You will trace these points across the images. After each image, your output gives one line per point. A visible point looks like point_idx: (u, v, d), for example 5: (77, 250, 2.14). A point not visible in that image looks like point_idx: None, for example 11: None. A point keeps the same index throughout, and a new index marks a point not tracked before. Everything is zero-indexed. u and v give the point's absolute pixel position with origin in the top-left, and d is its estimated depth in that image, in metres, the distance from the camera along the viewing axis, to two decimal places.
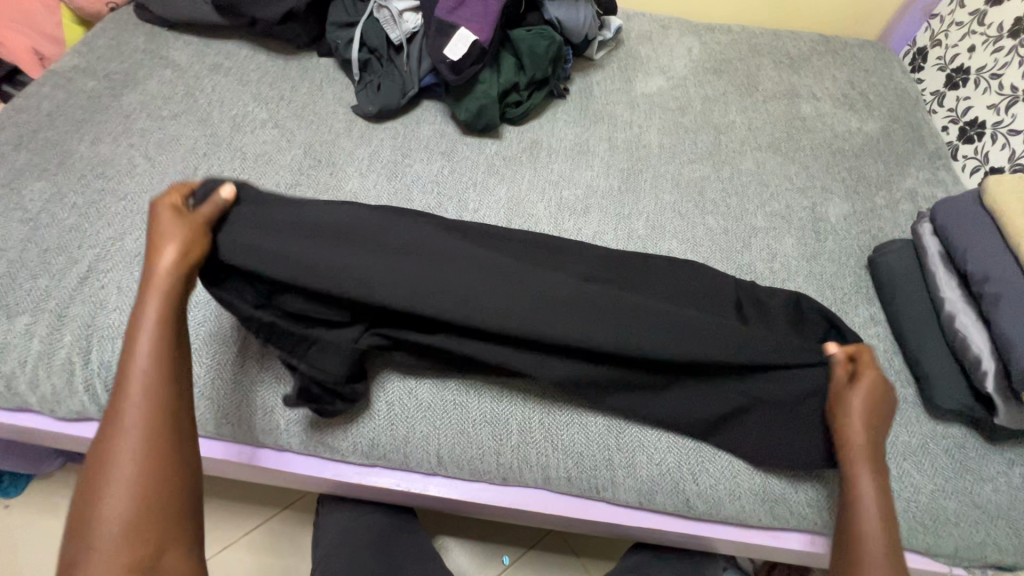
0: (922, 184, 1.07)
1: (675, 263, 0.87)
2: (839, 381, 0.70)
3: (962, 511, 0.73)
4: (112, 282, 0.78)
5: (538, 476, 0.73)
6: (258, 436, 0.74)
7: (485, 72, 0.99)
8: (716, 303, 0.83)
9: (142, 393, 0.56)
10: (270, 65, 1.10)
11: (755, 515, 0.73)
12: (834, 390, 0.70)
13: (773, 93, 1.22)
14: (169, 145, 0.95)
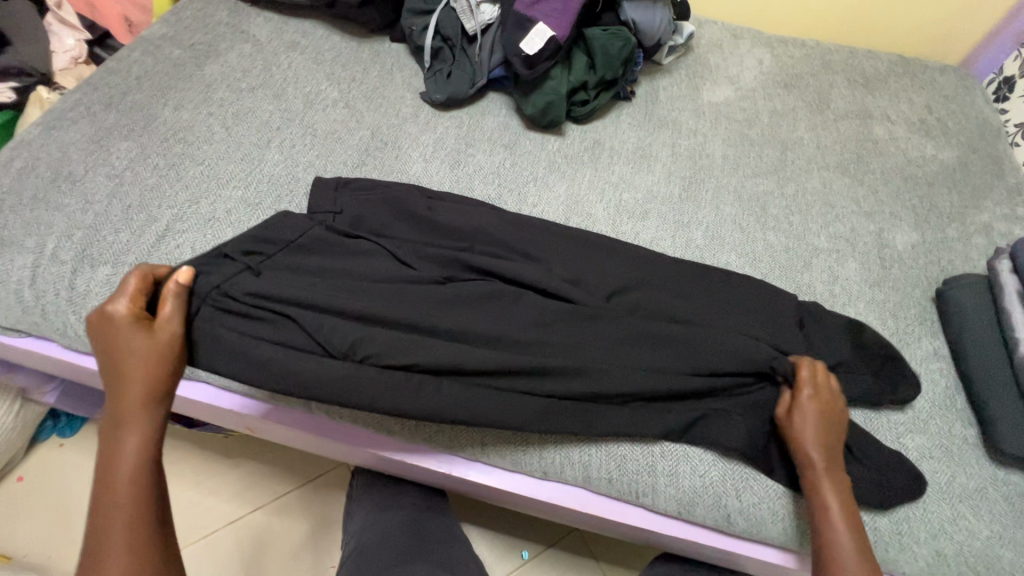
0: (998, 219, 1.02)
1: (736, 278, 0.86)
2: (783, 413, 0.71)
3: (1021, 563, 0.69)
4: (187, 242, 0.81)
5: (578, 474, 0.73)
6: (309, 406, 0.75)
7: (556, 69, 0.99)
8: (771, 321, 0.81)
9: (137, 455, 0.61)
10: (344, 46, 1.13)
11: (796, 540, 0.71)
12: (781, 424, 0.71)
13: (845, 112, 1.18)
14: (245, 117, 0.98)
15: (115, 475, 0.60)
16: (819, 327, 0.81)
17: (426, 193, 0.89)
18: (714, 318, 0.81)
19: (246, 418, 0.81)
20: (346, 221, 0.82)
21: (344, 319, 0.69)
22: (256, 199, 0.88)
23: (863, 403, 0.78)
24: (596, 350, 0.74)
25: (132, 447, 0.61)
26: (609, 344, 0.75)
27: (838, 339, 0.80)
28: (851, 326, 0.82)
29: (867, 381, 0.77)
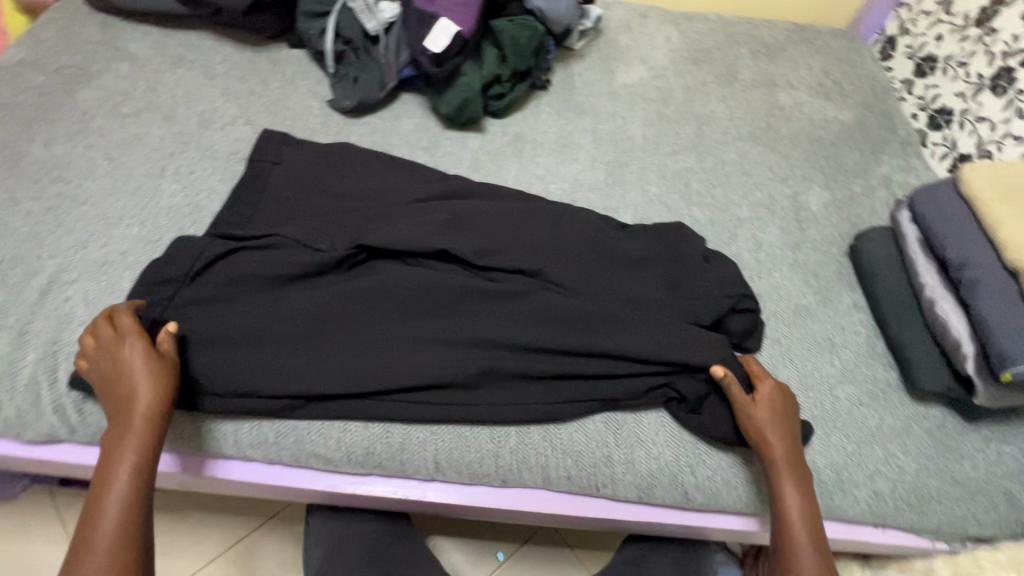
0: (895, 171, 1.10)
1: (644, 227, 0.87)
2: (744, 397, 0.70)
3: (945, 489, 0.76)
4: (78, 294, 0.73)
5: (536, 475, 0.73)
6: (244, 452, 0.70)
7: (467, 64, 0.96)
8: (683, 258, 0.82)
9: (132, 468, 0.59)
10: (237, 57, 1.05)
11: (751, 504, 0.74)
12: (741, 408, 0.70)
13: (752, 82, 1.22)
14: (131, 145, 0.89)
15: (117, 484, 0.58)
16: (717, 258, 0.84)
17: (320, 247, 0.77)
18: (623, 266, 0.82)
19: (176, 476, 0.74)
20: (221, 311, 0.72)
21: (224, 328, 0.70)
22: (155, 235, 0.80)
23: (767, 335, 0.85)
24: (489, 376, 0.71)
25: (128, 466, 0.59)
26: (494, 330, 0.74)
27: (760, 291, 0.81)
28: None
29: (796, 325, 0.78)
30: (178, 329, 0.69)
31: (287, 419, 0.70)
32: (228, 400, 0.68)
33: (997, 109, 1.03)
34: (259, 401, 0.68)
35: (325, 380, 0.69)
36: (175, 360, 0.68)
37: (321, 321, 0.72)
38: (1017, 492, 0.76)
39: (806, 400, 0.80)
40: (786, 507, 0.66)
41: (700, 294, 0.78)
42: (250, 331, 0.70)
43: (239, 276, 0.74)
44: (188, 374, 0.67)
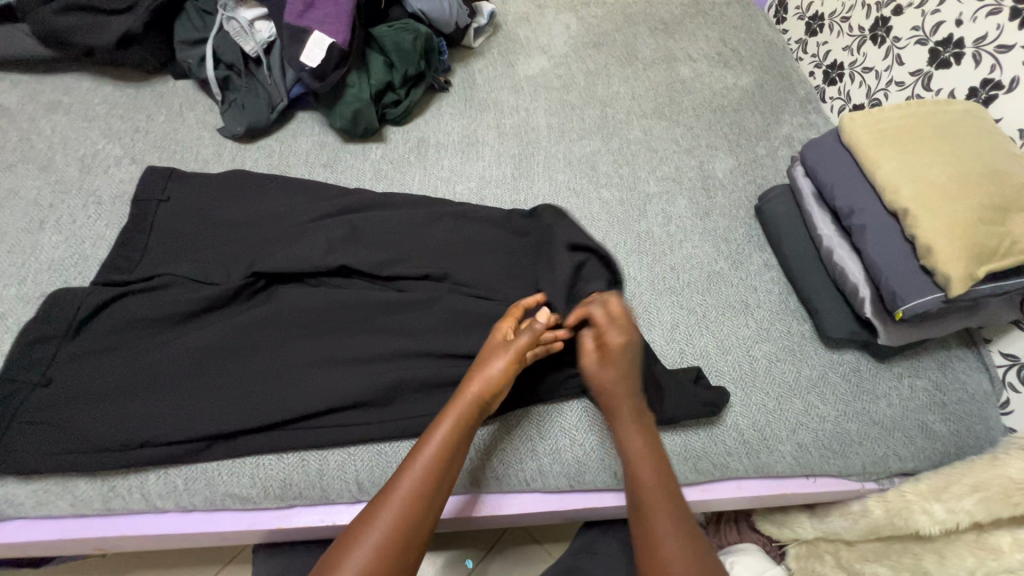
0: (796, 129, 1.13)
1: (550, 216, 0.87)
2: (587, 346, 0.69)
3: (864, 430, 0.77)
4: None
5: (463, 479, 0.71)
6: (153, 504, 0.67)
7: (353, 75, 0.94)
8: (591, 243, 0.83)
9: (445, 447, 0.59)
10: (118, 95, 1.00)
11: (681, 475, 0.74)
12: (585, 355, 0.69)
13: (652, 60, 1.24)
14: (5, 201, 0.84)
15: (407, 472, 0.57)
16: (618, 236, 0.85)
17: (213, 280, 0.75)
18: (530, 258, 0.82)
19: (87, 542, 0.69)
20: (111, 360, 0.68)
21: (114, 378, 0.67)
22: (36, 292, 0.76)
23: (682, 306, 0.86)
24: (400, 388, 0.70)
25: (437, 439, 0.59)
26: (401, 341, 0.73)
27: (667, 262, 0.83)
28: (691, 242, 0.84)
29: None
30: (65, 386, 0.66)
31: (193, 464, 0.67)
32: (123, 453, 0.64)
33: (879, 58, 1.07)
34: (157, 448, 0.65)
35: (226, 416, 0.66)
36: (63, 419, 0.64)
37: (220, 355, 0.70)
38: (932, 422, 0.78)
39: (724, 364, 0.81)
40: (636, 460, 0.62)
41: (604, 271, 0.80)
42: (142, 378, 0.68)
43: (131, 322, 0.71)
44: (78, 431, 0.64)
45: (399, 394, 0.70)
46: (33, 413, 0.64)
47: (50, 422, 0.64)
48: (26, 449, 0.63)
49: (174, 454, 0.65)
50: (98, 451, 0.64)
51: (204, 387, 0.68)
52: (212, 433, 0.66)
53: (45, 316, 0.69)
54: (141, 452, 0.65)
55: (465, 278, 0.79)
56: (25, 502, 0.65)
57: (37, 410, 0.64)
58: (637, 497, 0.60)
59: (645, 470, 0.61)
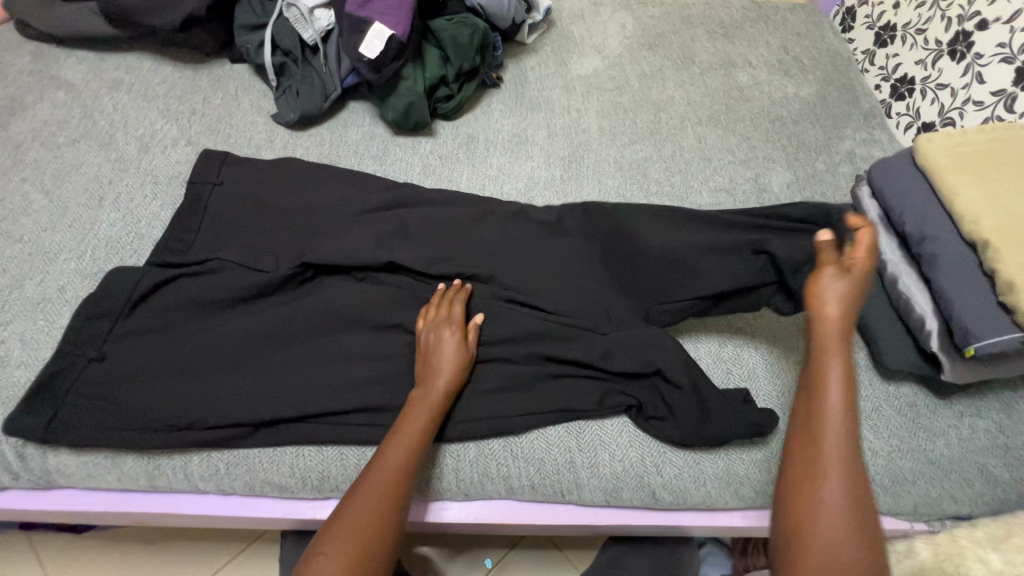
0: (859, 145, 1.08)
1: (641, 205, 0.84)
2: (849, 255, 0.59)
3: (918, 469, 0.74)
4: (14, 334, 0.71)
5: (499, 485, 0.71)
6: (196, 485, 0.68)
7: (408, 67, 0.94)
8: (687, 243, 0.78)
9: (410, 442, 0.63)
10: (177, 76, 1.02)
11: (721, 499, 0.72)
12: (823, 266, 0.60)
13: (709, 64, 1.20)
14: (68, 176, 0.86)
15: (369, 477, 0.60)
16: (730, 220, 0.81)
17: (262, 267, 0.75)
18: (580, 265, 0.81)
19: (130, 515, 0.71)
20: (162, 341, 0.70)
21: (164, 360, 0.68)
22: (94, 267, 0.77)
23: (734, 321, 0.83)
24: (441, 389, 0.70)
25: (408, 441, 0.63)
26: None
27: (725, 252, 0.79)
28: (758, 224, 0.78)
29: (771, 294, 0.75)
30: (117, 364, 0.67)
31: (236, 450, 0.68)
32: (171, 434, 0.65)
33: (956, 74, 1.01)
34: (203, 432, 0.66)
35: (271, 406, 0.67)
36: (115, 397, 0.66)
37: (266, 343, 0.71)
38: (993, 467, 0.74)
39: (773, 389, 0.78)
40: (822, 418, 0.53)
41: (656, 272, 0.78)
42: (191, 361, 0.69)
43: (182, 303, 0.72)
44: (129, 410, 0.65)
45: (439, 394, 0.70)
46: (87, 388, 0.66)
47: (104, 399, 0.66)
48: (79, 423, 0.65)
49: (219, 439, 0.66)
50: (147, 430, 0.65)
51: (250, 374, 0.69)
52: (257, 422, 0.66)
53: (101, 293, 0.71)
54: (188, 434, 0.66)
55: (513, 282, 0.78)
56: (76, 473, 0.66)
57: (91, 385, 0.66)
58: (809, 470, 0.52)
59: (830, 433, 0.52)
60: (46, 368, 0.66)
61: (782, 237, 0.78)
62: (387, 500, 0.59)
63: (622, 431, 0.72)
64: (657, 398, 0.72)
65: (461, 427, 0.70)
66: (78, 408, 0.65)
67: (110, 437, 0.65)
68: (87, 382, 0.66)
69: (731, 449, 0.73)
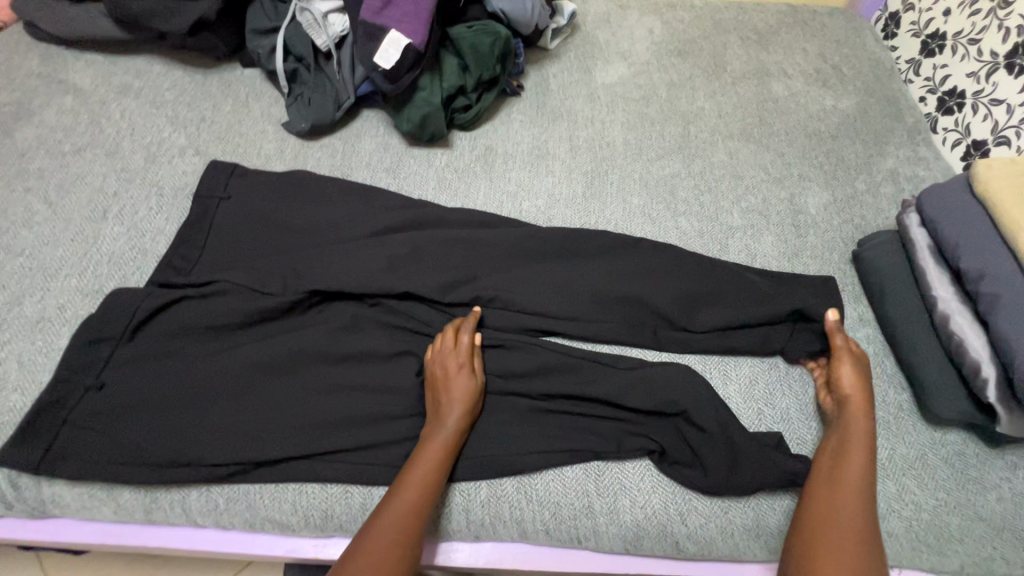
0: (903, 164, 1.01)
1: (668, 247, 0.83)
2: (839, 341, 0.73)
3: (967, 526, 0.68)
4: (12, 356, 0.68)
5: (511, 529, 0.67)
6: (194, 520, 0.65)
7: (424, 76, 0.89)
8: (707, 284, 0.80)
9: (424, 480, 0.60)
10: (187, 81, 0.98)
11: (750, 552, 0.67)
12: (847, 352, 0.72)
13: (742, 73, 1.13)
14: (72, 186, 0.83)
15: (381, 518, 0.57)
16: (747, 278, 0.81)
17: (269, 290, 0.72)
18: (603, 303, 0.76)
19: (126, 547, 0.68)
20: (162, 367, 0.66)
21: (164, 389, 0.65)
22: (95, 285, 0.74)
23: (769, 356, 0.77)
24: None
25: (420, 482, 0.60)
26: None
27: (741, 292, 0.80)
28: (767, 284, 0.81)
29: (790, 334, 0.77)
30: (115, 392, 0.64)
31: (235, 485, 0.64)
32: (169, 469, 0.62)
33: (1013, 90, 0.93)
34: (202, 467, 0.63)
35: (274, 441, 0.64)
36: (112, 428, 0.63)
37: (271, 373, 0.68)
38: None
39: (808, 432, 0.72)
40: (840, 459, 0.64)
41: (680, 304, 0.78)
42: (192, 390, 0.66)
43: (184, 329, 0.69)
44: (127, 442, 0.62)
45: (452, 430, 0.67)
46: (84, 418, 0.63)
47: (101, 430, 0.63)
48: (74, 454, 0.62)
49: (219, 475, 0.63)
50: (144, 464, 0.62)
51: (253, 406, 0.66)
52: (258, 458, 0.63)
53: (101, 316, 0.68)
54: (186, 469, 0.62)
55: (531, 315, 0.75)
56: (70, 504, 0.63)
57: (88, 413, 0.63)
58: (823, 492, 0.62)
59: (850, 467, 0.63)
60: (40, 397, 0.63)
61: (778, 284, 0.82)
62: (400, 540, 0.56)
63: (643, 476, 0.67)
64: (681, 441, 0.68)
65: (473, 467, 0.66)
66: (74, 437, 0.62)
67: (105, 469, 0.62)
68: (84, 410, 0.63)
69: (763, 498, 0.67)
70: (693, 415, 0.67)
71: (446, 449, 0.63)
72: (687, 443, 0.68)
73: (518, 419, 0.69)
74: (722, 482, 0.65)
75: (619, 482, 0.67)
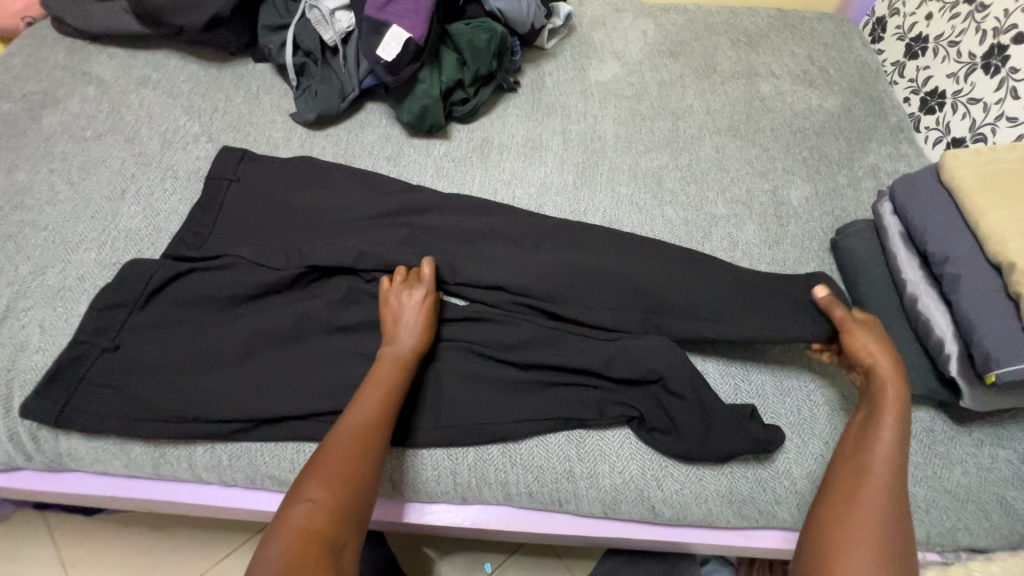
0: (884, 159, 1.05)
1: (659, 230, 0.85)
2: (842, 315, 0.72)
3: (933, 497, 0.71)
4: (34, 320, 0.73)
5: (496, 491, 0.70)
6: (199, 475, 0.69)
7: (424, 70, 0.94)
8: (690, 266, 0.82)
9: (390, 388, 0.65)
10: (202, 74, 1.04)
11: (722, 517, 0.70)
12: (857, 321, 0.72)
13: (731, 73, 1.18)
14: (93, 169, 0.89)
15: (343, 432, 0.60)
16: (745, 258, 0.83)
17: (274, 266, 0.77)
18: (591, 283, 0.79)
19: (136, 501, 0.73)
20: (173, 333, 0.71)
21: (175, 352, 0.70)
22: (112, 258, 0.80)
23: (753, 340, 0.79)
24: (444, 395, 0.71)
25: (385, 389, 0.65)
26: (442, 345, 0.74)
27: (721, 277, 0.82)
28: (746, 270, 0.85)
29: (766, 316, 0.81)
30: (129, 353, 0.69)
31: (238, 443, 0.69)
32: (176, 425, 0.67)
33: (989, 89, 0.97)
34: (207, 424, 0.67)
35: (274, 402, 0.68)
36: (125, 386, 0.67)
37: (273, 340, 0.72)
38: (1014, 499, 0.71)
39: (782, 407, 0.75)
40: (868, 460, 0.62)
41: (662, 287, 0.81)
42: (200, 354, 0.70)
43: (192, 299, 0.74)
44: (138, 399, 0.67)
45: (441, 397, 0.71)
46: (99, 376, 0.68)
47: (115, 387, 0.67)
48: (90, 409, 0.66)
49: (222, 433, 0.67)
50: (153, 420, 0.67)
51: (256, 370, 0.70)
52: (259, 417, 0.67)
53: (118, 284, 0.73)
54: (192, 426, 0.67)
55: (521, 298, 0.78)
56: (85, 457, 0.68)
57: (104, 372, 0.68)
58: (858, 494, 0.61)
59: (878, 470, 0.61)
60: (62, 354, 0.68)
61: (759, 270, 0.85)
62: (364, 449, 0.59)
63: (622, 443, 0.71)
64: (658, 410, 0.71)
65: (460, 431, 0.70)
66: (90, 394, 0.67)
67: (118, 423, 0.66)
68: (100, 370, 0.68)
69: (736, 467, 0.71)
70: (669, 384, 0.71)
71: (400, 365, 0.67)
72: (664, 411, 0.71)
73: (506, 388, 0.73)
74: (696, 449, 0.69)
75: (599, 448, 0.71)
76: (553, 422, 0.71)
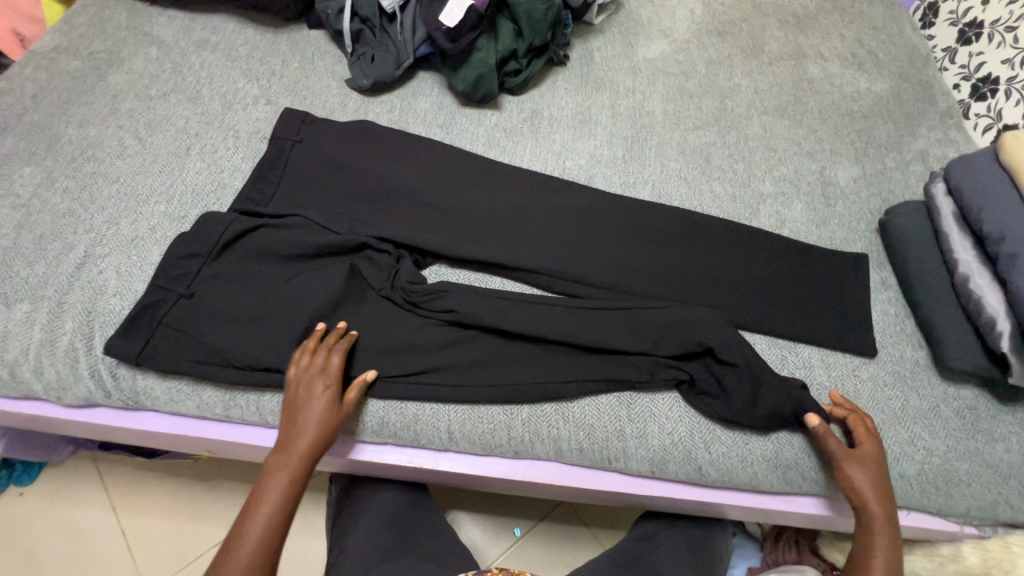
0: (933, 144, 1.04)
1: (705, 216, 0.89)
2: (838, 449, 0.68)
3: (975, 472, 0.72)
4: (110, 267, 0.76)
5: (548, 448, 0.73)
6: (266, 418, 0.72)
7: (482, 39, 0.96)
8: (736, 257, 0.86)
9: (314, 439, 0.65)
10: (258, 39, 1.06)
11: (767, 482, 0.72)
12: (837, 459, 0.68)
13: (779, 54, 1.18)
14: (159, 126, 0.92)
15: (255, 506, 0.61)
16: (787, 252, 0.87)
17: (337, 230, 0.80)
18: (637, 264, 0.84)
19: (202, 442, 0.76)
20: (242, 286, 0.74)
21: (244, 304, 0.73)
22: (181, 211, 0.82)
23: (801, 322, 0.81)
24: (499, 356, 0.75)
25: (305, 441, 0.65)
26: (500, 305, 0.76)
27: (767, 263, 0.85)
28: (795, 251, 0.87)
29: (811, 298, 0.83)
30: (201, 303, 0.72)
31: None
32: (245, 373, 0.70)
33: None
34: (276, 373, 0.70)
35: (339, 359, 0.71)
36: (198, 333, 0.71)
37: (336, 300, 0.75)
38: None
39: (827, 379, 0.77)
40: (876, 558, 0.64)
41: (708, 270, 0.84)
42: (267, 308, 0.73)
43: (260, 255, 0.77)
44: (211, 346, 0.70)
45: (498, 357, 0.74)
46: (175, 322, 0.71)
47: (189, 332, 0.71)
48: (166, 352, 0.70)
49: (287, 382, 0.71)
50: (227, 366, 0.70)
51: (321, 326, 0.73)
52: (326, 369, 0.71)
53: (191, 237, 0.76)
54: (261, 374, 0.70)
55: (573, 273, 0.81)
56: (160, 397, 0.72)
57: (178, 317, 0.71)
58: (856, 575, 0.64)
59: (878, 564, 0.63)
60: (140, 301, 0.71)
61: (807, 252, 0.87)
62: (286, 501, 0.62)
63: (670, 409, 0.73)
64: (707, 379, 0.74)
65: (514, 389, 0.72)
66: (168, 336, 0.70)
67: (194, 367, 0.70)
68: (175, 316, 0.71)
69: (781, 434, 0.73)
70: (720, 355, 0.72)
71: (300, 462, 0.64)
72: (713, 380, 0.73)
73: (558, 351, 0.75)
74: (743, 417, 0.71)
75: (648, 412, 0.73)
76: (604, 385, 0.73)
